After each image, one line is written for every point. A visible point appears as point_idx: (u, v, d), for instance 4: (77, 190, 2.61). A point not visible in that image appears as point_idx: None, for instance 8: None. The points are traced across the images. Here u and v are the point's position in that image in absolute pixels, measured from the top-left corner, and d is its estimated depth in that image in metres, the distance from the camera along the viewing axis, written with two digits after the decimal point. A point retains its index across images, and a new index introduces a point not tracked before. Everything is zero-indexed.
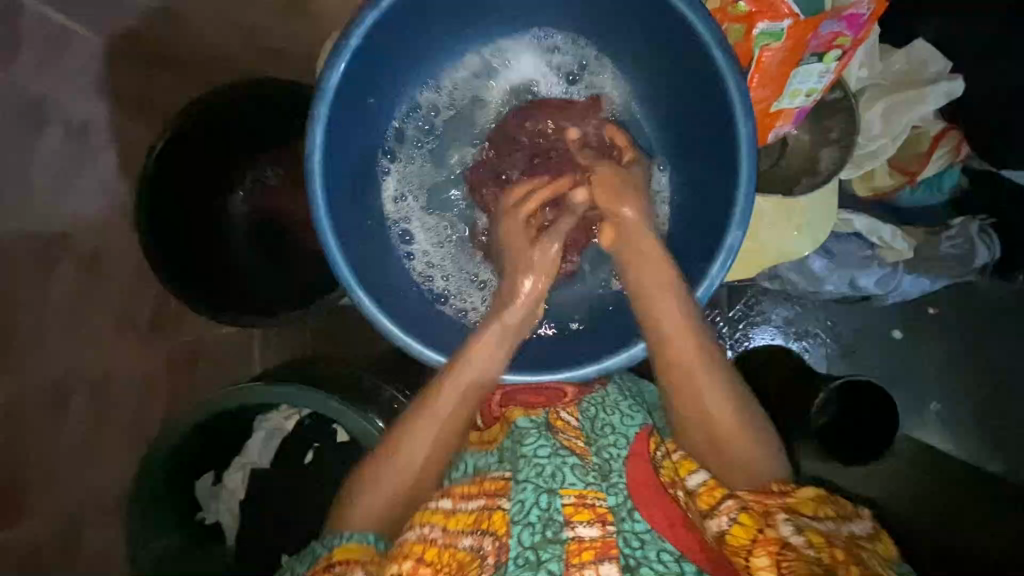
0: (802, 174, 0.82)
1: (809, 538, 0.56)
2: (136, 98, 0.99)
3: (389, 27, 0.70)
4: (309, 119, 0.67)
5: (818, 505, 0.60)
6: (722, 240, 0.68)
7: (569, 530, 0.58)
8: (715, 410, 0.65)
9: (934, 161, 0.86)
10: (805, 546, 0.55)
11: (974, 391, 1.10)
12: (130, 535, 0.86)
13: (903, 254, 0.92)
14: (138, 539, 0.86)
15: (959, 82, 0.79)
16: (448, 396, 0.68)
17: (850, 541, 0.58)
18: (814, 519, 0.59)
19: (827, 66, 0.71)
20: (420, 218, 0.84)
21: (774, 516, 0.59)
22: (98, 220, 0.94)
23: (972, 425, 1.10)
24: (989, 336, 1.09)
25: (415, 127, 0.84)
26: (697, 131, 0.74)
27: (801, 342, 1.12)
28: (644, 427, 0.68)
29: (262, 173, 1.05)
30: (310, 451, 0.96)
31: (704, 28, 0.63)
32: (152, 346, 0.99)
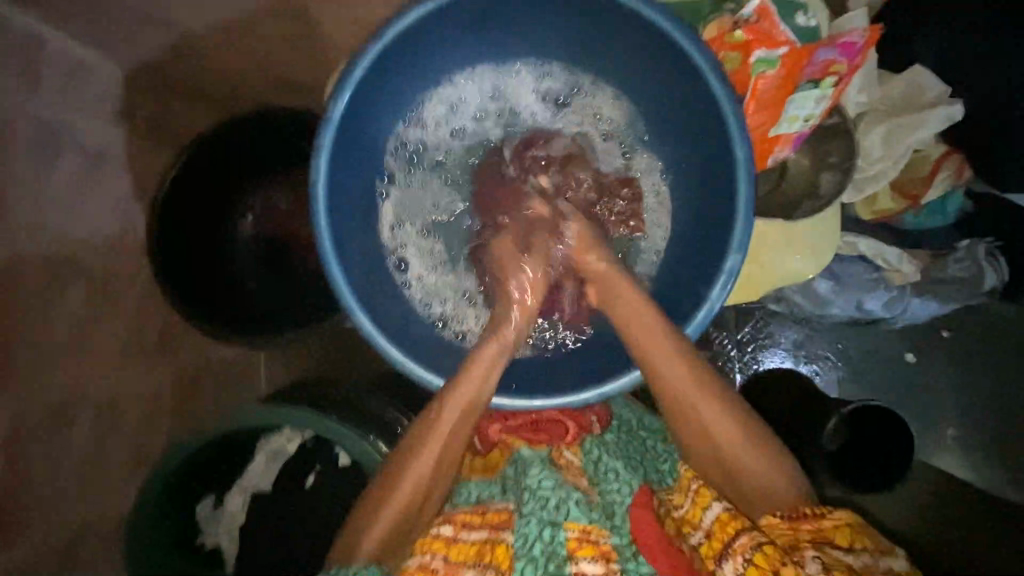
0: (803, 199, 0.82)
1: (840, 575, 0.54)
2: (151, 126, 1.02)
3: (389, 60, 0.71)
4: (314, 148, 0.69)
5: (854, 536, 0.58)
6: (721, 263, 0.68)
7: (573, 565, 0.60)
8: (722, 437, 0.64)
9: (936, 185, 0.86)
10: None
11: (991, 415, 1.07)
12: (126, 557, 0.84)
13: (909, 277, 0.91)
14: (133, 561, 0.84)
15: (959, 106, 0.79)
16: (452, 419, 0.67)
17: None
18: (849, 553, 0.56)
19: (824, 92, 0.70)
20: (417, 244, 0.84)
21: (802, 552, 0.56)
22: (110, 243, 0.96)
23: (991, 451, 1.07)
24: (1004, 358, 1.06)
25: (411, 155, 0.84)
26: (695, 156, 0.75)
27: (812, 366, 1.11)
28: (643, 484, 0.67)
29: (272, 197, 1.06)
30: (313, 474, 0.97)
31: (701, 58, 0.65)
32: (160, 366, 1.01)
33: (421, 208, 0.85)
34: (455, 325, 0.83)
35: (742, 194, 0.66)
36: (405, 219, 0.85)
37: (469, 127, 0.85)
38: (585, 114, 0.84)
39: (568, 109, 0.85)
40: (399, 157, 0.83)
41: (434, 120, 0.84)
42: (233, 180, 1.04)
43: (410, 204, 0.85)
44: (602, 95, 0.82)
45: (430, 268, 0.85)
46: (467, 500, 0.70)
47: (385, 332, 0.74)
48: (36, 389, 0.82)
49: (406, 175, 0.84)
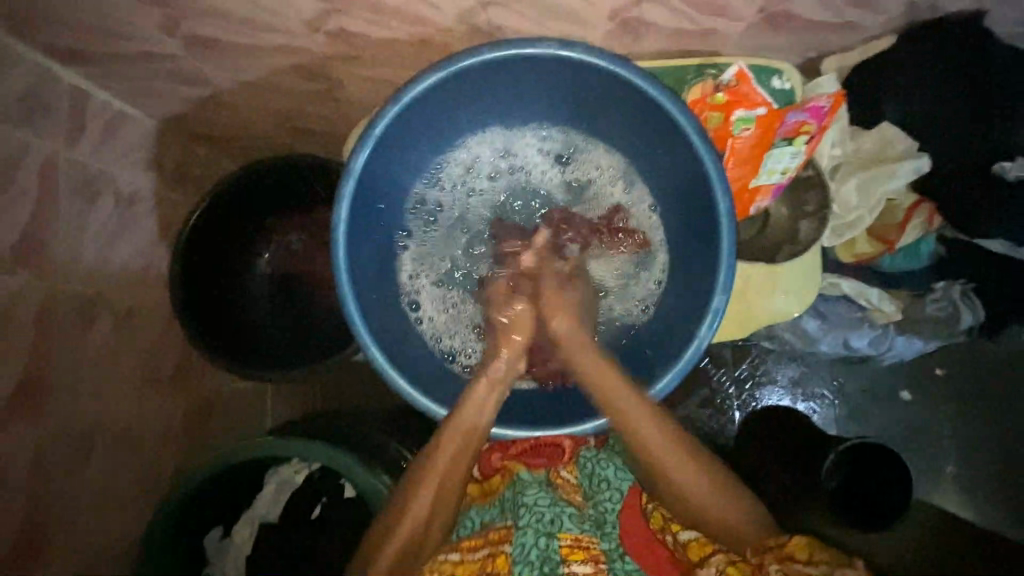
0: (783, 244, 0.89)
1: None
2: (177, 168, 1.12)
3: (406, 120, 0.78)
4: (336, 197, 0.75)
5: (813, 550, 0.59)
6: (708, 303, 0.73)
7: (566, 568, 0.64)
8: (687, 488, 0.67)
9: (909, 231, 0.92)
10: None
11: (984, 452, 1.10)
12: None
13: (892, 316, 0.96)
14: None
15: (925, 159, 0.86)
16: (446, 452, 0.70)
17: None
18: (808, 566, 0.58)
19: (798, 148, 0.78)
20: (427, 285, 0.91)
21: (765, 568, 0.60)
22: (136, 280, 1.03)
23: (986, 489, 1.09)
24: (995, 395, 1.10)
25: (425, 205, 0.92)
26: (682, 205, 0.81)
27: (808, 403, 1.15)
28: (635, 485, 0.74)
29: (288, 239, 1.14)
30: (318, 505, 0.99)
31: (685, 119, 0.72)
32: (174, 397, 1.06)
33: (433, 253, 0.92)
34: (461, 361, 0.89)
35: (725, 243, 0.72)
36: (418, 263, 0.92)
37: (479, 180, 0.93)
38: (586, 171, 0.92)
39: (569, 166, 0.92)
40: (414, 206, 0.91)
41: (446, 173, 0.92)
42: (249, 221, 1.10)
43: (423, 250, 0.92)
44: (601, 152, 0.90)
45: (439, 308, 0.91)
46: (472, 528, 0.74)
47: (397, 367, 0.79)
48: (65, 420, 0.86)
49: (420, 224, 0.92)
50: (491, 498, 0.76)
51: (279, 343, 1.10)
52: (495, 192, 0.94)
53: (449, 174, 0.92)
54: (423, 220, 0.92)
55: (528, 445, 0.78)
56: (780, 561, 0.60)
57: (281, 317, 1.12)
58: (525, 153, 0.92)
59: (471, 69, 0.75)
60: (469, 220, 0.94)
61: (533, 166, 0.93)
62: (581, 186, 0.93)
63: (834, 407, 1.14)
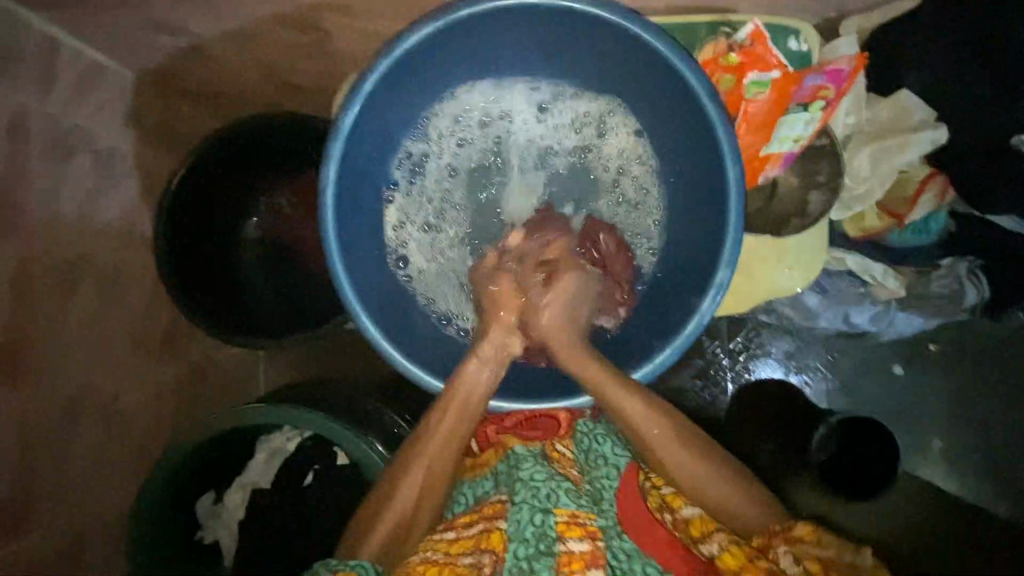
0: (790, 217, 0.85)
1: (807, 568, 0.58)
2: (157, 126, 1.04)
3: (397, 72, 0.73)
4: (324, 156, 0.72)
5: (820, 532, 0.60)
6: (712, 276, 0.71)
7: (562, 545, 0.62)
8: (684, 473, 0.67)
9: (921, 205, 0.89)
10: None
11: (975, 427, 1.10)
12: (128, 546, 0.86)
13: (896, 292, 0.93)
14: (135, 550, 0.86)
15: (942, 131, 0.82)
16: (448, 420, 0.70)
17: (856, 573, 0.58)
18: (817, 547, 0.59)
19: (813, 115, 0.74)
20: (417, 247, 0.87)
21: (773, 549, 0.61)
22: (118, 243, 0.99)
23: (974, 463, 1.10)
24: (989, 371, 1.09)
25: (415, 162, 0.87)
26: (687, 170, 0.78)
27: (802, 376, 1.13)
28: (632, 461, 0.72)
29: (278, 202, 1.10)
30: (310, 472, 0.98)
31: (695, 79, 0.68)
32: (163, 364, 1.03)
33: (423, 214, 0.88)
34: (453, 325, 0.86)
35: (732, 212, 0.69)
36: (407, 225, 0.87)
37: (473, 137, 0.88)
38: (583, 127, 0.87)
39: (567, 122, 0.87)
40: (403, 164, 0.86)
41: (437, 128, 0.86)
42: (236, 181, 1.05)
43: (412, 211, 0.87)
44: (599, 108, 0.85)
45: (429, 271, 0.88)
46: (466, 504, 0.72)
47: (388, 333, 0.77)
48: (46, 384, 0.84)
49: (410, 183, 0.87)
50: (485, 472, 0.74)
51: (268, 308, 1.07)
52: (489, 150, 0.89)
53: (440, 130, 0.86)
54: (412, 177, 0.87)
55: (522, 417, 0.78)
56: (788, 542, 0.61)
57: (270, 281, 1.09)
58: (520, 107, 0.87)
59: (466, 19, 0.70)
60: (461, 179, 0.89)
61: (529, 123, 0.88)
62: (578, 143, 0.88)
63: (827, 381, 1.12)
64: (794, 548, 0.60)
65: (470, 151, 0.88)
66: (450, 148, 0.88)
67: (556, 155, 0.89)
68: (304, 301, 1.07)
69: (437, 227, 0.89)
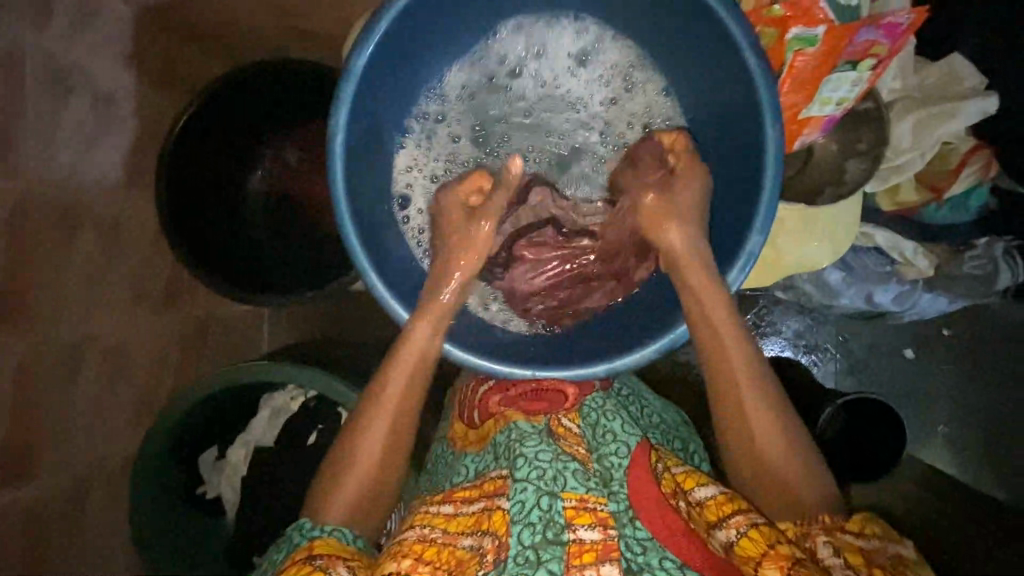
0: (825, 185, 0.82)
1: (846, 560, 0.53)
2: (159, 68, 1.00)
3: (419, 13, 0.70)
4: (335, 100, 0.68)
5: (864, 524, 0.56)
6: (743, 245, 0.68)
7: (570, 533, 0.59)
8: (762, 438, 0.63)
9: (963, 178, 0.85)
10: (841, 568, 0.53)
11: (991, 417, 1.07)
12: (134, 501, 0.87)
13: (924, 272, 0.90)
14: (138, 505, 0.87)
15: (993, 101, 0.78)
16: (398, 371, 0.68)
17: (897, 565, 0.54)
18: (858, 537, 0.55)
19: (861, 74, 0.70)
20: (429, 204, 0.83)
21: (813, 537, 0.56)
22: (117, 193, 0.95)
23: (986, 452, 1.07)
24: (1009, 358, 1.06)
25: (437, 114, 0.83)
26: (724, 128, 0.73)
27: (811, 356, 1.10)
28: (644, 439, 0.68)
29: (282, 153, 1.05)
30: (315, 432, 0.96)
31: (738, 29, 0.63)
32: (165, 318, 1.01)
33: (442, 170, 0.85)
34: None
35: (768, 173, 0.66)
36: (424, 184, 0.83)
37: (500, 90, 0.85)
38: (615, 86, 0.83)
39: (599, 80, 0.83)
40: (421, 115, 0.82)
41: (462, 79, 0.83)
42: (250, 133, 1.02)
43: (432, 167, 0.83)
44: (632, 64, 0.81)
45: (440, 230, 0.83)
46: (466, 477, 0.70)
47: (395, 289, 0.74)
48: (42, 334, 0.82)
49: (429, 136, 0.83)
50: (486, 443, 0.72)
51: (275, 264, 1.04)
52: (516, 102, 0.85)
53: (464, 81, 0.83)
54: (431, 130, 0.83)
55: (528, 391, 0.73)
56: (828, 531, 0.56)
57: (273, 237, 1.06)
58: (551, 59, 0.83)
59: None
60: (484, 133, 0.85)
61: (559, 78, 0.84)
62: (609, 104, 0.84)
63: (836, 361, 1.10)
64: (832, 538, 0.55)
65: (496, 106, 0.85)
66: (473, 100, 0.84)
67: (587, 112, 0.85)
68: (310, 258, 1.04)
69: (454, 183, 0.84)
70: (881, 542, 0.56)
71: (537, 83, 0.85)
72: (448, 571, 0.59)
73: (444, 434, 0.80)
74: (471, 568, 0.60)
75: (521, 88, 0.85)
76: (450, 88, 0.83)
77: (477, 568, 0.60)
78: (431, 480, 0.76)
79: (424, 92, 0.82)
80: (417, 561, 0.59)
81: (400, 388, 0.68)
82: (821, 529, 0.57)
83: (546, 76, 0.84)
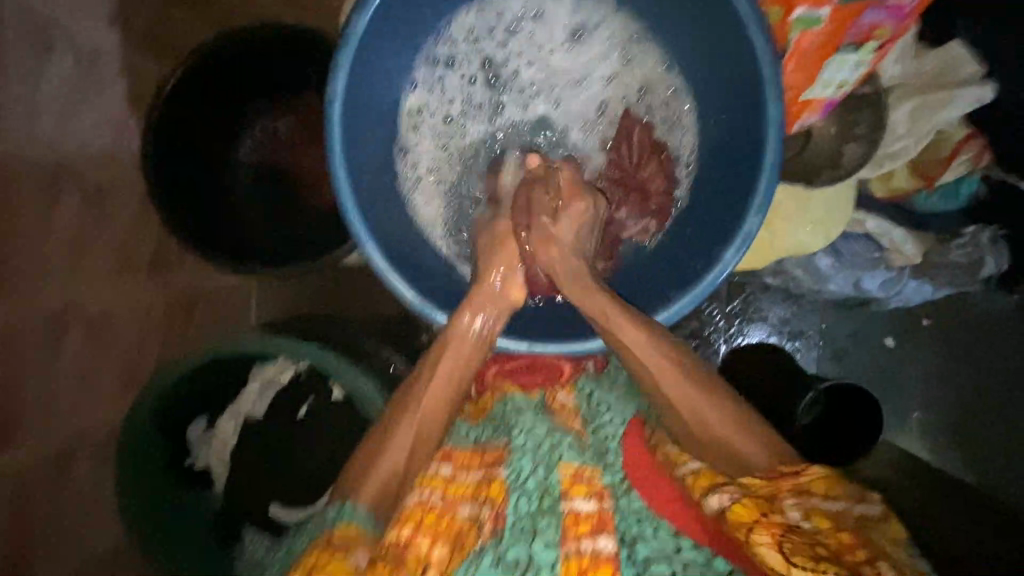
0: (823, 167, 0.85)
1: (816, 518, 0.52)
2: (144, 33, 0.98)
3: None
4: (333, 66, 0.67)
5: (831, 484, 0.55)
6: (738, 227, 0.69)
7: (566, 503, 0.59)
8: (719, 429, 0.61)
9: (953, 168, 0.88)
10: (811, 528, 0.51)
11: (980, 406, 1.05)
12: (121, 483, 0.87)
13: (911, 259, 0.92)
14: (128, 488, 0.87)
15: (988, 89, 0.82)
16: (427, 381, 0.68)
17: (862, 524, 0.53)
18: (827, 499, 0.54)
19: (862, 57, 0.71)
20: (426, 166, 0.84)
21: (781, 500, 0.54)
22: (104, 157, 0.93)
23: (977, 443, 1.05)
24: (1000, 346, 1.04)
25: (438, 75, 0.83)
26: (723, 105, 0.74)
27: (795, 343, 1.09)
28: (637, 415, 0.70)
29: (274, 125, 1.03)
30: (306, 404, 0.97)
31: (746, 8, 0.63)
32: (149, 289, 0.98)
33: (443, 137, 0.85)
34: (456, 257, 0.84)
35: (769, 153, 0.67)
36: (425, 143, 0.84)
37: (504, 66, 0.84)
38: (619, 71, 0.84)
39: (601, 65, 0.84)
40: (423, 89, 0.82)
41: (462, 46, 0.82)
42: (239, 97, 1.00)
43: (434, 145, 0.84)
44: (637, 42, 0.82)
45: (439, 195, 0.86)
46: (471, 439, 0.71)
47: (393, 259, 0.75)
48: (22, 295, 0.81)
49: (432, 113, 0.84)
50: (487, 417, 0.73)
51: (264, 235, 1.01)
52: (516, 62, 0.84)
53: (464, 39, 0.82)
54: (433, 89, 0.83)
55: (526, 365, 0.77)
56: (795, 492, 0.54)
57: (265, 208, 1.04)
58: (556, 38, 0.83)
59: None
60: (483, 93, 0.85)
61: (560, 37, 0.83)
62: (615, 81, 0.84)
63: (821, 349, 1.08)
64: (802, 500, 0.54)
65: (502, 84, 0.85)
66: (473, 57, 0.83)
67: (587, 76, 0.85)
68: (297, 234, 1.01)
69: (454, 143, 0.85)
70: (847, 504, 0.54)
71: (540, 66, 0.84)
72: (450, 540, 0.60)
73: None
74: (471, 537, 0.60)
75: (526, 67, 0.84)
76: (451, 47, 0.82)
77: (476, 539, 0.60)
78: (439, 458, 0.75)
79: (427, 50, 0.80)
80: (417, 528, 0.60)
81: (444, 396, 0.68)
82: (791, 493, 0.54)
83: (549, 33, 0.83)
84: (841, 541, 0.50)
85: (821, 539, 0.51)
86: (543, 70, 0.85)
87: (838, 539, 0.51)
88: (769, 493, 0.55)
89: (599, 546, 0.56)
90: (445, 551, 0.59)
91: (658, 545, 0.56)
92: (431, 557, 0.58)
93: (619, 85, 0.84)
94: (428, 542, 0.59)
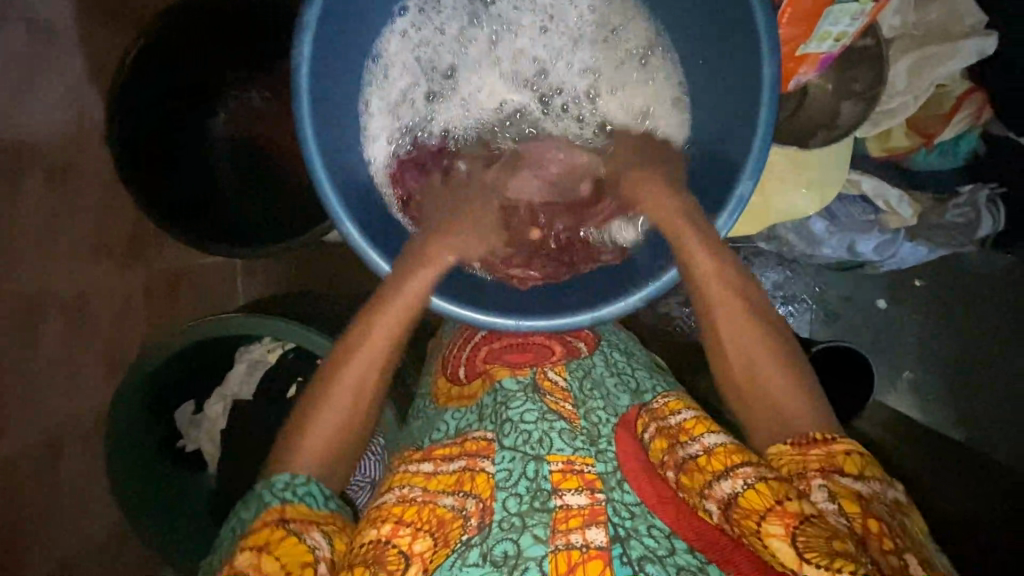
0: (819, 127, 0.84)
1: (842, 504, 0.51)
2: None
3: None
4: (298, 27, 0.64)
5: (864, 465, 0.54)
6: (732, 188, 0.66)
7: (557, 499, 0.58)
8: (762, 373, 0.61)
9: (954, 124, 0.85)
10: (838, 515, 0.51)
11: (970, 367, 1.04)
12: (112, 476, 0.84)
13: (906, 221, 0.89)
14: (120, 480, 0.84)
15: (992, 40, 0.78)
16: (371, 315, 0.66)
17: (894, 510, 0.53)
18: (858, 481, 0.53)
19: (863, 6, 0.66)
20: (401, 120, 0.80)
21: (808, 481, 0.54)
22: (65, 135, 0.91)
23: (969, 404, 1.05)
24: (992, 303, 1.03)
25: (422, 26, 0.79)
26: (726, 67, 0.69)
27: (787, 307, 1.07)
28: (632, 407, 0.68)
29: (247, 95, 0.99)
30: (294, 385, 0.95)
31: None
32: (131, 271, 0.98)
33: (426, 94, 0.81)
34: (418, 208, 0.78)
35: (761, 118, 0.64)
36: (405, 97, 0.80)
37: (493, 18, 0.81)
38: (614, 34, 0.80)
39: (597, 23, 0.81)
40: (414, 16, 0.78)
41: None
42: (208, 69, 0.95)
43: (407, 90, 0.80)
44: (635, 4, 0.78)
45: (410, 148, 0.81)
46: (446, 433, 0.69)
47: (360, 219, 0.70)
48: None
49: (413, 61, 0.80)
50: (471, 402, 0.71)
51: (243, 217, 0.96)
52: (508, 16, 0.81)
53: None
54: (421, 39, 0.80)
55: (513, 344, 0.73)
56: (826, 475, 0.53)
57: (239, 181, 0.99)
58: None
59: None
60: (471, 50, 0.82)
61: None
62: (611, 43, 0.81)
63: (813, 311, 1.07)
64: (831, 483, 0.53)
65: (485, 38, 0.82)
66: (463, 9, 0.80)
67: (582, 36, 0.82)
68: (275, 212, 0.97)
69: (438, 100, 0.82)
70: (880, 486, 0.53)
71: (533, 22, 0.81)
72: (432, 534, 0.59)
73: (426, 390, 0.80)
74: (455, 530, 0.59)
75: (518, 22, 0.81)
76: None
77: (461, 532, 0.59)
78: (412, 428, 0.76)
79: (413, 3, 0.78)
80: (397, 523, 0.59)
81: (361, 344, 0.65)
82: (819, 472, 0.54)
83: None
84: (868, 528, 0.50)
85: (841, 522, 0.50)
86: (535, 28, 0.82)
87: (864, 525, 0.50)
88: (799, 473, 0.55)
89: (590, 539, 0.55)
90: (427, 545, 0.58)
91: (652, 543, 0.55)
92: (413, 552, 0.57)
93: (616, 45, 0.80)
94: (411, 536, 0.58)
